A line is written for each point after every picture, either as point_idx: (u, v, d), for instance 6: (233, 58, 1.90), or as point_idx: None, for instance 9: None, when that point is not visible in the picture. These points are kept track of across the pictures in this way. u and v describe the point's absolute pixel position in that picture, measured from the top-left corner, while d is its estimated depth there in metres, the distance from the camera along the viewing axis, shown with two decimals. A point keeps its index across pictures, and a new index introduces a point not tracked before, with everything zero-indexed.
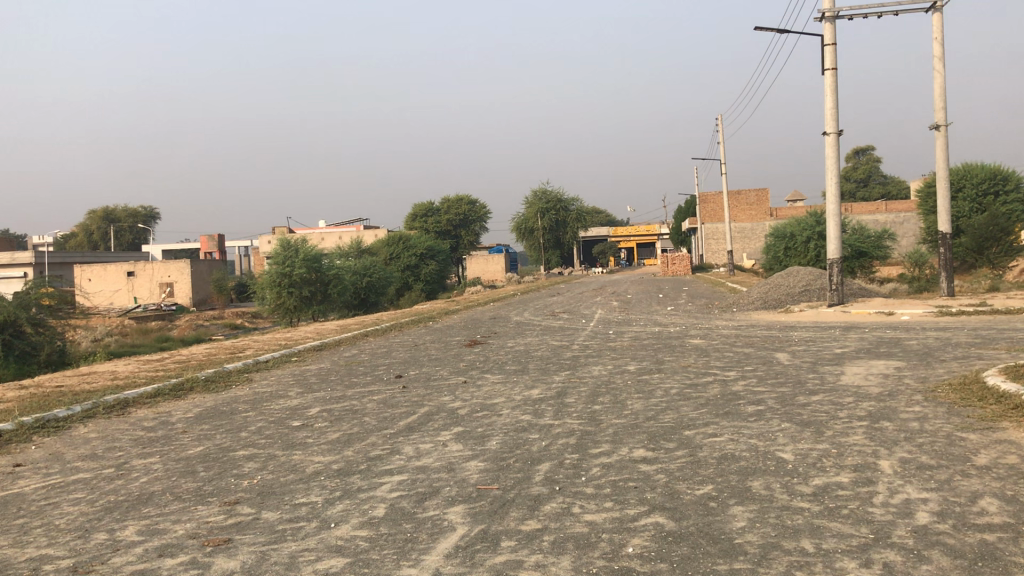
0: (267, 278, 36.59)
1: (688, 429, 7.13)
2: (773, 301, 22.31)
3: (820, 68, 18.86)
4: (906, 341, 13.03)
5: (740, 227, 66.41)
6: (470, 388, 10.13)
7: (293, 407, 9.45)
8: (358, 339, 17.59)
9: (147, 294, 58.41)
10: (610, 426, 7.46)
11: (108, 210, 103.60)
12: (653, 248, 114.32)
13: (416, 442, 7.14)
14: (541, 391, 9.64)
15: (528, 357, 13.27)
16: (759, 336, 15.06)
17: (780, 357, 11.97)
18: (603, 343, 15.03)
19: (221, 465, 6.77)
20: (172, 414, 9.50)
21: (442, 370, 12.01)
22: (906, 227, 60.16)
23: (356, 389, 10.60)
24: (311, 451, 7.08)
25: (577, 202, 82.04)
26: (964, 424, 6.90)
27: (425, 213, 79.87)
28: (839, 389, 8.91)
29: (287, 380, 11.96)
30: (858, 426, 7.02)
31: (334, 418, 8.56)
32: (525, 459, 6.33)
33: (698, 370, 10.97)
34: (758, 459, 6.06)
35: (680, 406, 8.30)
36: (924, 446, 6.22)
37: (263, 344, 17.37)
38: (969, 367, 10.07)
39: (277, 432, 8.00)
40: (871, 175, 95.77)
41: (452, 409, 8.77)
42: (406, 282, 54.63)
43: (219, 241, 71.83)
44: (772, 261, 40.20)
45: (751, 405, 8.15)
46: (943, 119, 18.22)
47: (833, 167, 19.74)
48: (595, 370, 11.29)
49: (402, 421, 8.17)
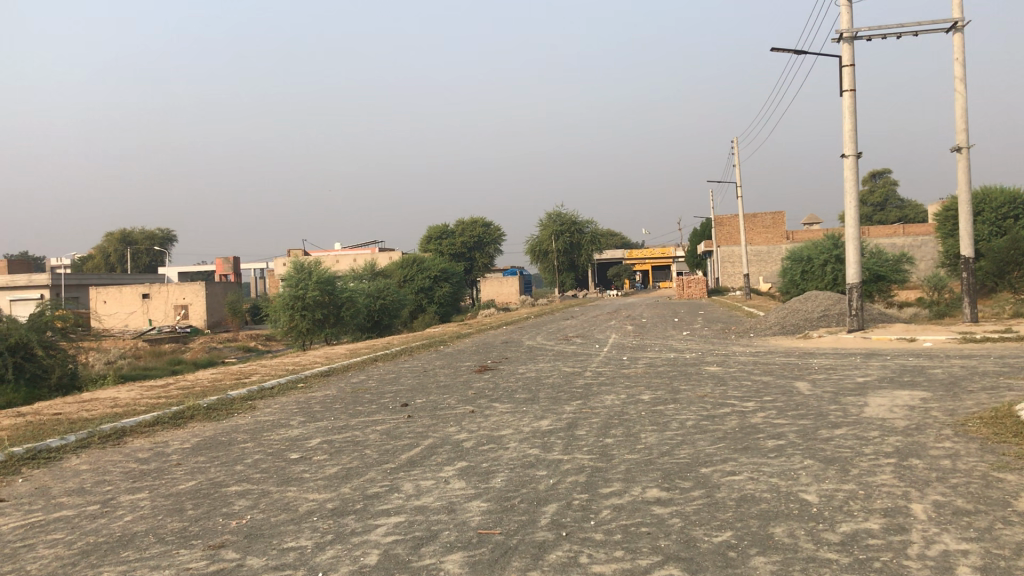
0: (279, 300, 36.41)
1: (705, 466, 6.73)
2: (791, 326, 21.86)
3: (838, 89, 18.51)
4: (931, 370, 12.55)
5: (756, 250, 65.89)
6: (477, 419, 9.76)
7: (293, 438, 9.10)
8: (367, 364, 17.24)
9: (162, 317, 58.44)
10: (622, 462, 7.07)
11: (125, 232, 103.94)
12: (669, 271, 113.82)
13: (417, 479, 6.78)
14: (551, 423, 9.26)
15: (539, 384, 12.88)
16: (776, 363, 14.62)
17: (800, 386, 11.53)
18: (617, 369, 14.62)
19: (211, 502, 6.41)
20: (169, 444, 9.18)
21: (450, 398, 11.63)
22: (925, 250, 59.53)
23: (360, 418, 10.24)
24: (306, 488, 6.73)
25: (592, 225, 81.74)
26: (999, 463, 6.47)
27: (440, 235, 79.75)
28: (863, 422, 8.48)
29: (290, 408, 11.61)
30: (887, 463, 6.62)
31: (334, 451, 8.20)
32: (531, 500, 5.95)
33: (715, 400, 10.54)
34: (781, 501, 5.65)
35: (695, 440, 7.90)
36: (960, 488, 5.81)
37: (270, 369, 17.06)
38: (1000, 399, 9.60)
39: (274, 466, 7.65)
40: (888, 199, 95.16)
41: (457, 441, 8.39)
42: (420, 305, 54.28)
43: (234, 263, 71.79)
44: (788, 285, 39.58)
45: (771, 439, 7.74)
46: (965, 140, 17.80)
47: (852, 189, 19.35)
48: (607, 399, 10.89)
49: (405, 454, 7.80)
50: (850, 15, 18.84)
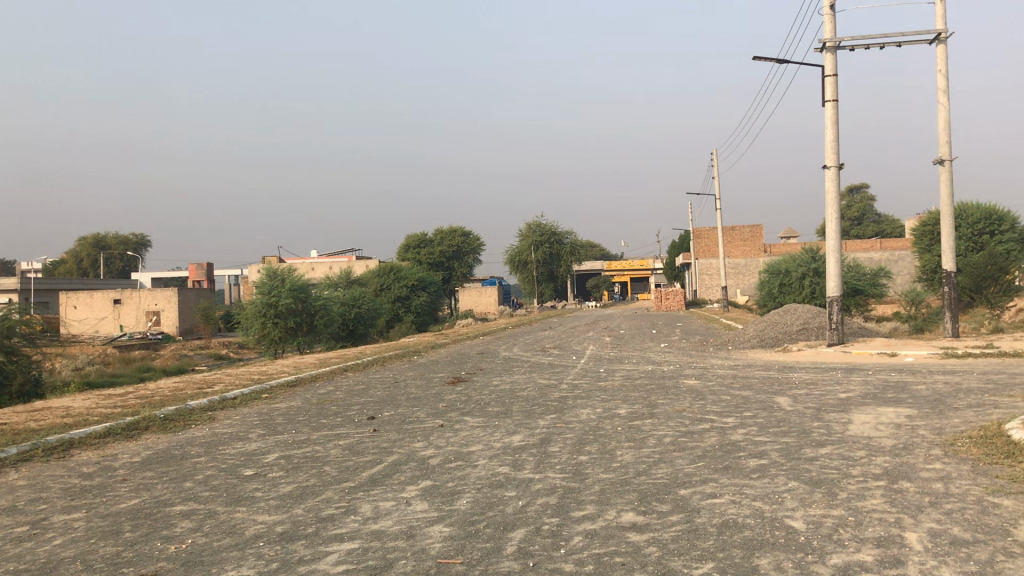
0: (251, 308, 35.81)
1: (684, 488, 6.32)
2: (770, 339, 21.59)
3: (821, 99, 18.26)
4: (914, 386, 12.22)
5: (733, 263, 65.88)
6: (446, 434, 9.31)
7: (249, 453, 8.61)
8: (337, 374, 16.73)
9: (133, 323, 57.53)
10: (597, 482, 6.64)
11: (98, 237, 102.54)
12: (647, 282, 114.00)
13: (377, 500, 6.32)
14: (523, 438, 8.83)
15: (513, 397, 12.44)
16: (756, 377, 14.27)
17: (781, 401, 11.17)
18: (593, 382, 14.21)
19: (151, 524, 5.93)
20: (117, 457, 8.67)
21: (419, 411, 11.18)
22: (901, 265, 59.74)
23: (323, 432, 9.75)
24: (256, 508, 6.27)
25: (571, 236, 81.49)
26: (994, 487, 6.11)
27: (418, 244, 79.29)
28: (848, 441, 8.11)
29: (251, 420, 11.10)
30: (876, 487, 6.23)
31: (291, 467, 7.72)
32: (497, 524, 5.53)
33: (695, 415, 10.15)
34: (766, 528, 5.24)
35: (673, 458, 7.49)
36: (957, 514, 5.44)
37: (235, 378, 16.50)
38: (988, 417, 9.26)
39: (225, 484, 7.17)
40: (865, 214, 95.69)
41: (423, 458, 7.95)
42: (396, 314, 53.65)
43: (207, 270, 70.85)
44: (766, 298, 39.34)
45: (752, 459, 7.35)
46: (948, 153, 17.58)
47: (833, 201, 19.08)
48: (582, 414, 10.46)
49: (365, 472, 7.35)
50: (833, 24, 18.61)
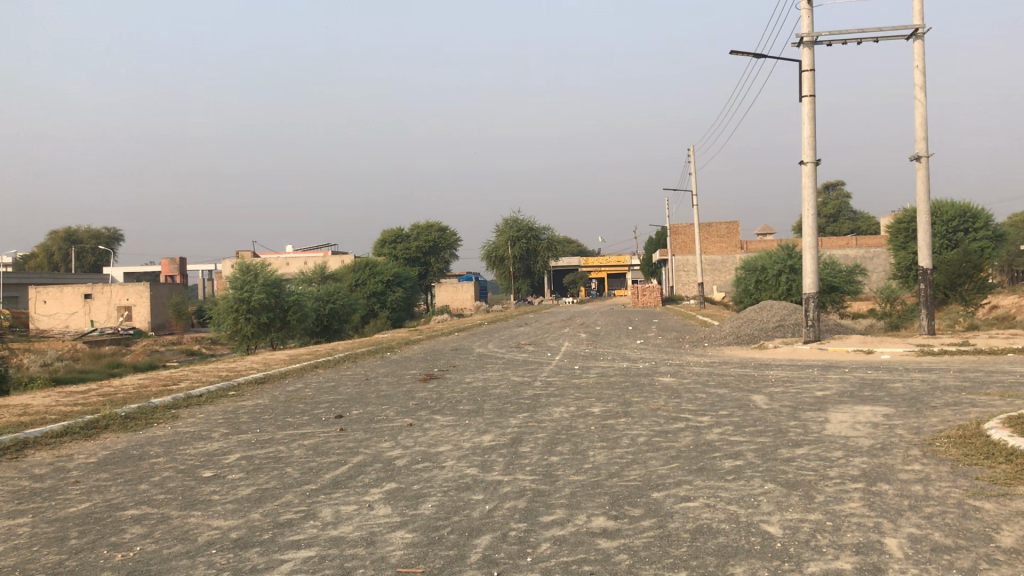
0: (224, 303, 35.32)
1: (657, 491, 6.11)
2: (746, 336, 21.49)
3: (798, 94, 18.13)
4: (890, 384, 12.09)
5: (710, 260, 65.95)
6: (414, 433, 9.06)
7: (210, 454, 8.32)
8: (307, 372, 16.39)
9: (105, 318, 56.72)
10: (568, 485, 6.42)
11: (70, 231, 101.38)
12: (624, 278, 114.23)
13: (338, 504, 6.08)
14: (494, 438, 8.59)
15: (486, 395, 12.20)
16: (732, 375, 14.10)
17: (757, 399, 11.01)
18: (567, 379, 13.99)
19: (100, 529, 5.64)
20: (72, 458, 8.34)
21: (388, 410, 10.90)
22: (877, 262, 60.03)
23: (287, 432, 9.47)
24: (212, 513, 6.00)
25: (548, 231, 81.31)
26: (975, 489, 5.95)
27: (395, 239, 78.87)
28: (826, 440, 7.94)
29: (215, 419, 10.80)
30: (854, 490, 6.04)
31: (252, 468, 7.45)
32: (462, 530, 5.29)
33: (669, 414, 9.93)
34: (742, 534, 5.04)
35: (646, 459, 7.28)
36: (937, 519, 5.27)
37: (203, 375, 16.13)
38: (965, 416, 9.14)
39: (182, 486, 6.88)
40: (840, 211, 96.24)
41: (389, 459, 7.69)
42: (371, 309, 53.26)
43: (180, 264, 70.05)
44: (742, 294, 39.32)
45: (727, 460, 7.16)
46: (924, 149, 17.51)
47: (810, 197, 18.96)
48: (555, 412, 10.22)
49: (329, 474, 7.10)
50: (810, 19, 18.50)
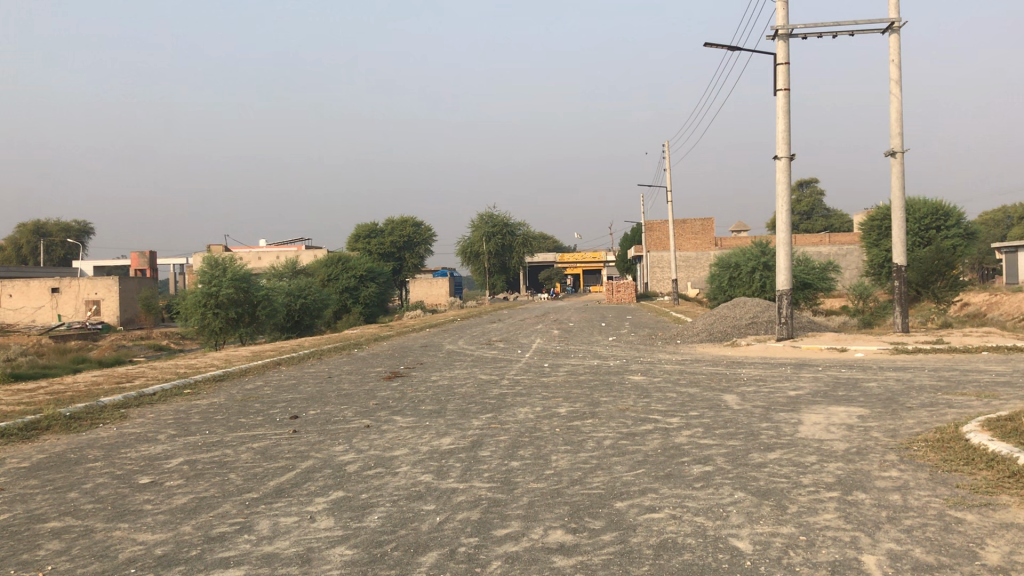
0: (191, 298, 34.62)
1: (620, 500, 5.72)
2: (718, 333, 21.21)
3: (772, 88, 17.85)
4: (865, 384, 11.79)
5: (684, 256, 65.83)
6: (370, 435, 8.63)
7: (152, 458, 7.86)
8: (268, 369, 15.83)
9: (72, 312, 55.65)
10: (526, 493, 6.01)
11: (39, 224, 99.65)
12: (599, 275, 114.22)
13: (277, 516, 5.66)
14: (453, 441, 8.17)
15: (450, 394, 11.76)
16: (704, 373, 13.78)
17: (728, 399, 10.69)
18: (536, 377, 13.59)
19: (13, 544, 5.17)
20: (4, 462, 7.85)
21: (346, 409, 10.49)
22: (850, 259, 60.15)
23: (237, 434, 9.00)
24: (140, 524, 5.53)
25: (523, 227, 80.82)
26: (956, 499, 5.61)
27: (369, 234, 77.97)
28: (799, 444, 7.59)
29: (165, 419, 10.30)
30: (829, 499, 5.69)
31: (192, 474, 7.01)
32: (408, 546, 4.88)
33: (637, 415, 9.55)
34: (708, 551, 4.66)
35: (611, 464, 6.89)
36: (917, 532, 4.93)
37: (160, 372, 15.60)
38: (943, 418, 8.82)
39: (114, 494, 6.41)
40: (814, 208, 96.46)
41: (340, 464, 7.26)
42: (344, 304, 52.52)
43: (149, 258, 68.90)
44: (715, 291, 39.08)
45: (696, 465, 6.79)
46: (899, 145, 17.27)
47: (784, 193, 18.66)
48: (519, 413, 9.82)
49: (274, 481, 6.68)
50: (785, 11, 18.21)
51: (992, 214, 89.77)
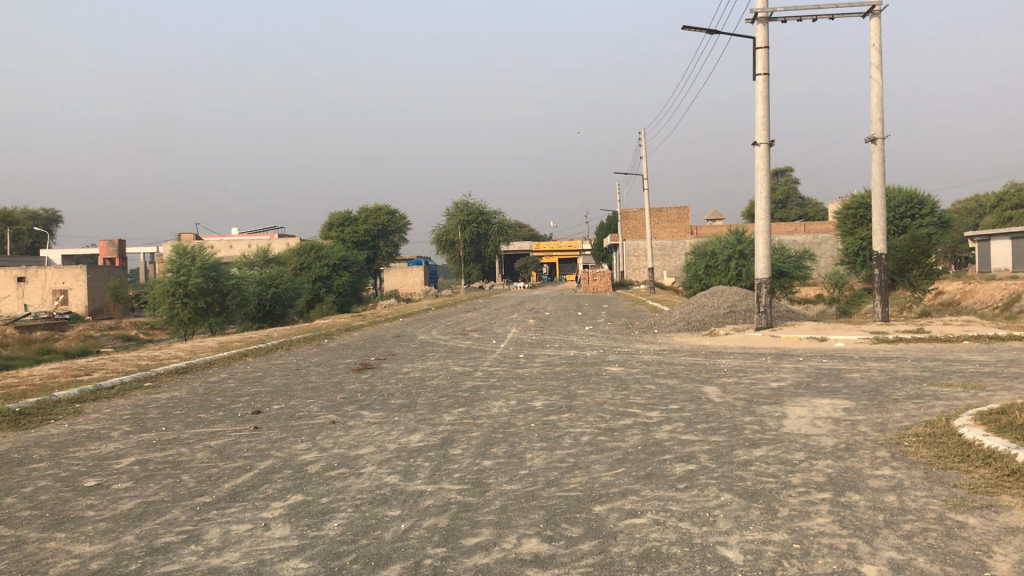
0: (159, 287, 33.89)
1: (600, 504, 5.34)
2: (696, 322, 20.95)
3: (752, 72, 17.51)
4: (848, 375, 11.49)
5: (660, 245, 65.64)
6: (335, 432, 8.18)
7: (102, 457, 7.38)
8: (234, 361, 15.35)
9: (39, 302, 54.60)
10: (498, 497, 5.60)
11: (6, 212, 97.69)
12: (575, 264, 114.32)
13: (230, 522, 5.24)
14: (422, 438, 7.76)
15: (422, 387, 11.33)
16: (684, 364, 13.45)
17: (709, 391, 10.35)
18: (510, 369, 13.22)
19: None
20: None
21: (313, 404, 10.05)
22: (824, 248, 60.28)
23: (195, 431, 8.54)
24: (78, 534, 5.08)
25: (499, 216, 80.39)
26: (955, 500, 5.27)
27: (342, 222, 77.15)
28: (785, 440, 7.26)
29: (121, 415, 9.80)
30: (821, 501, 5.34)
31: (143, 476, 6.55)
32: (371, 558, 4.47)
33: (616, 408, 9.20)
34: (695, 562, 4.28)
35: (589, 463, 6.51)
36: (919, 539, 4.58)
37: (120, 364, 15.03)
38: (931, 411, 8.54)
39: (54, 500, 5.94)
40: (789, 197, 96.71)
41: (301, 464, 6.83)
42: (316, 294, 51.85)
43: (119, 247, 67.71)
44: (691, 280, 38.82)
45: (679, 463, 6.43)
46: (880, 131, 17.01)
47: (763, 179, 18.36)
48: (493, 407, 9.41)
49: (229, 484, 6.24)
50: None
51: (964, 203, 90.41)
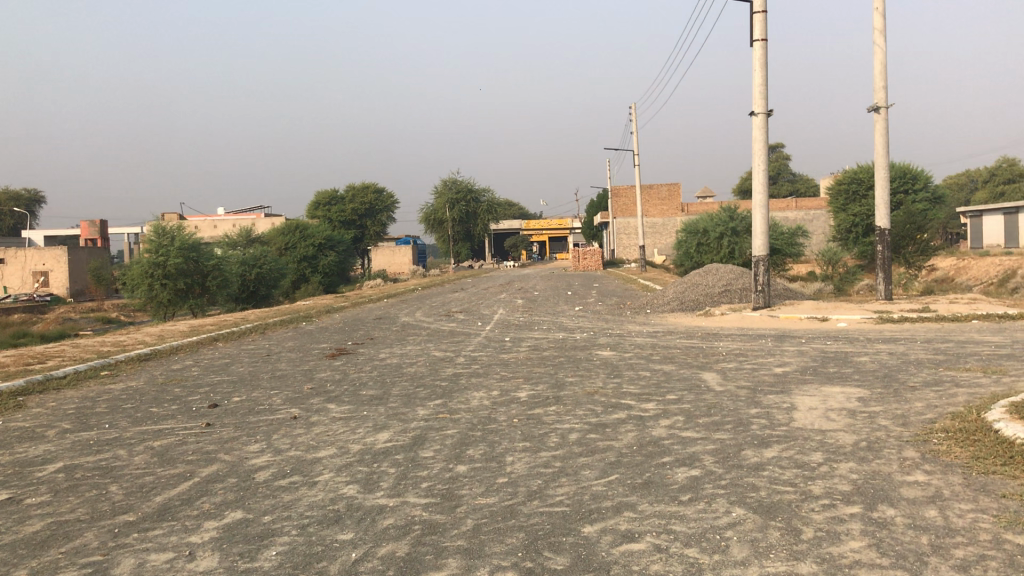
0: (137, 268, 32.86)
1: (591, 524, 4.50)
2: (690, 301, 20.13)
3: (749, 39, 16.62)
4: (856, 359, 10.70)
5: (651, 222, 64.81)
6: (293, 430, 7.32)
7: (26, 463, 6.49)
8: (203, 347, 14.44)
9: (19, 284, 53.24)
10: (470, 513, 4.77)
11: None
12: (565, 242, 113.65)
13: (150, 550, 4.38)
14: (391, 437, 6.90)
15: (397, 376, 10.47)
16: (679, 347, 12.62)
17: (708, 378, 9.53)
18: (495, 354, 12.37)
19: None
20: None
21: (277, 396, 9.19)
22: (816, 224, 59.56)
23: (138, 429, 7.66)
24: None
25: (488, 194, 79.31)
26: (1009, 517, 4.45)
27: (329, 201, 75.84)
28: (798, 437, 6.45)
29: (64, 410, 8.91)
30: (850, 517, 4.53)
31: (66, 487, 5.69)
32: None
33: (606, 399, 8.36)
34: None
35: (578, 469, 5.67)
36: (978, 571, 3.76)
37: (81, 350, 14.10)
38: (955, 400, 7.75)
39: None
40: (780, 172, 96.07)
41: (249, 471, 5.98)
42: (302, 274, 50.95)
43: (100, 228, 66.31)
44: (682, 258, 38.05)
45: (680, 469, 5.60)
46: (883, 99, 16.14)
47: (761, 152, 17.49)
48: (472, 399, 8.55)
49: (162, 497, 5.40)
50: None
51: (956, 178, 90.04)
